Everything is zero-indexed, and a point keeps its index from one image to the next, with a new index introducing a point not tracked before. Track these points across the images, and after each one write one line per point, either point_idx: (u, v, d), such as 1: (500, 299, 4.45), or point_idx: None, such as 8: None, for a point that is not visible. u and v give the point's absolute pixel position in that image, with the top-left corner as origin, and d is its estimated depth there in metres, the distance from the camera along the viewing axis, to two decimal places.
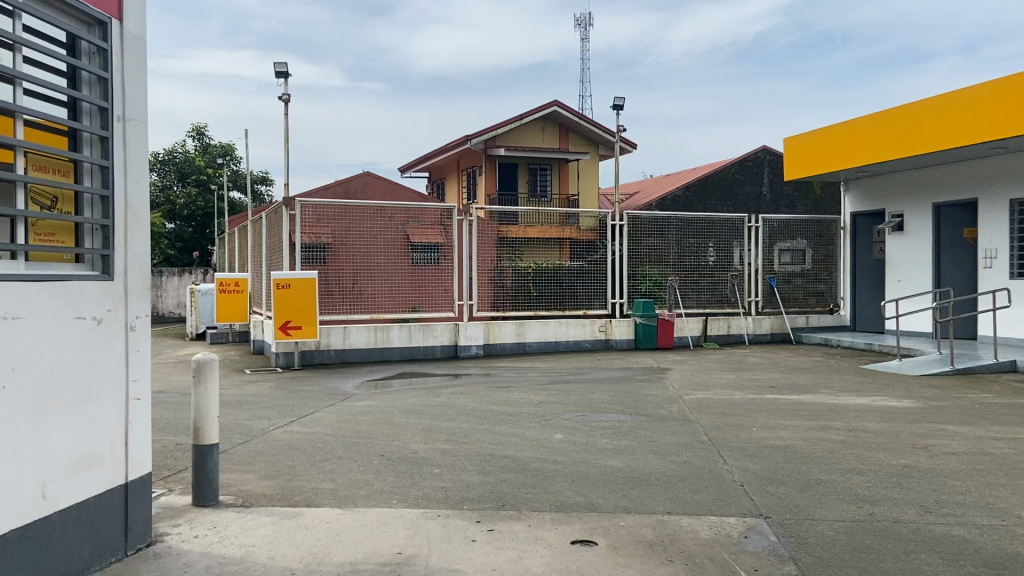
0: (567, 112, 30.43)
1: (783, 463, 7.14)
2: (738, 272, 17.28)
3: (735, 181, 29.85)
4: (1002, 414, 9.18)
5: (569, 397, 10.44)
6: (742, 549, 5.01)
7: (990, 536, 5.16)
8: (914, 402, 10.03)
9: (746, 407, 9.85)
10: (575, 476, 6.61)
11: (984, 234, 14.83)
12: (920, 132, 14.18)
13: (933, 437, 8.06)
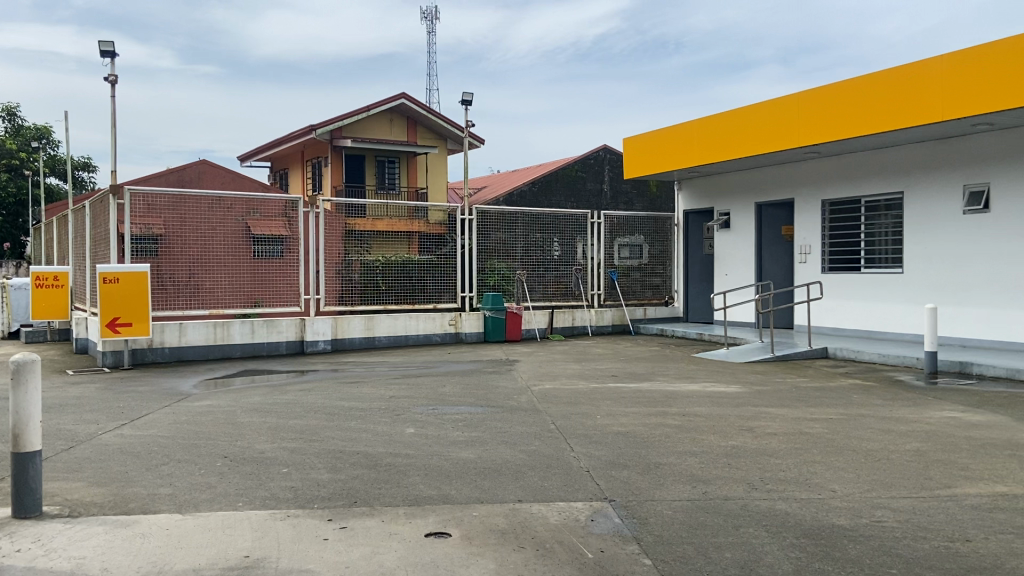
0: (414, 104, 30.26)
1: (625, 448, 7.50)
2: (582, 266, 17.92)
3: (577, 178, 30.84)
4: (815, 396, 10.12)
5: (420, 391, 10.42)
6: (589, 532, 5.23)
7: (809, 509, 5.68)
8: (741, 388, 10.83)
9: (591, 396, 10.25)
10: (428, 469, 6.63)
11: (800, 232, 16.20)
12: (746, 137, 15.26)
13: (757, 419, 8.75)
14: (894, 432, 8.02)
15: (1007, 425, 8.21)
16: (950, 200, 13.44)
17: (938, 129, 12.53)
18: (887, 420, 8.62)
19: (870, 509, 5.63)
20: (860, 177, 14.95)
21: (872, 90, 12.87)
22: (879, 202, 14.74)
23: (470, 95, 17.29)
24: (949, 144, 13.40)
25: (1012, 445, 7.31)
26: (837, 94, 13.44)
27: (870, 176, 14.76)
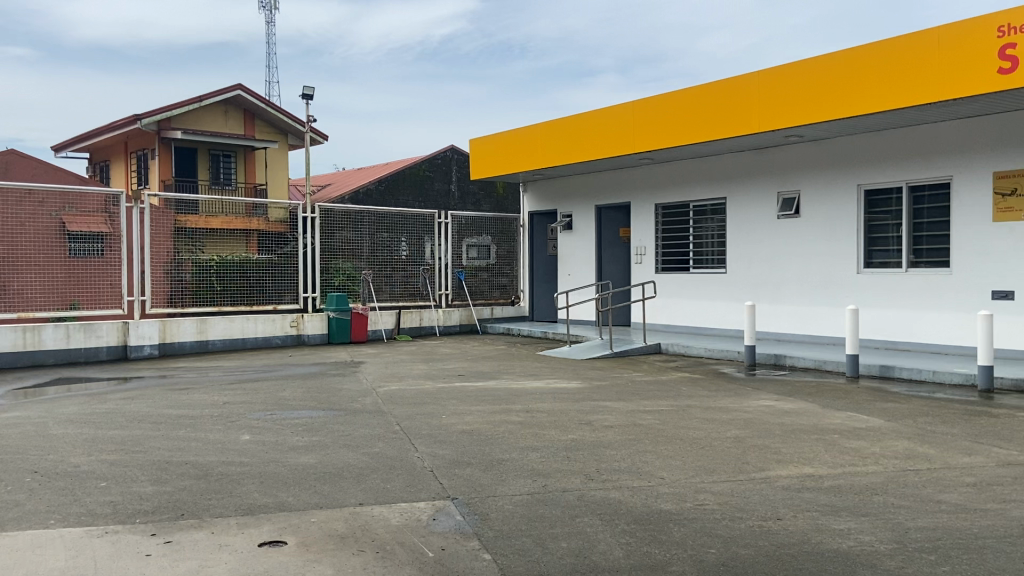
0: (251, 97, 29.08)
1: (468, 446, 7.56)
2: (429, 266, 17.92)
3: (425, 178, 30.77)
4: (648, 390, 10.66)
5: (257, 396, 10.03)
6: (430, 531, 5.24)
7: (640, 496, 5.97)
8: (581, 383, 11.22)
9: (435, 395, 10.26)
10: (264, 477, 6.39)
11: (637, 233, 16.98)
12: (584, 141, 15.85)
13: (595, 413, 9.10)
14: (717, 421, 8.60)
15: (815, 411, 9.01)
16: (766, 206, 14.55)
17: (755, 139, 13.56)
18: (711, 410, 9.22)
19: (694, 493, 6.00)
20: (688, 183, 15.90)
21: (696, 101, 13.74)
22: (705, 207, 15.73)
23: (312, 89, 16.82)
24: (765, 154, 14.51)
25: (819, 429, 8.03)
26: (665, 103, 14.24)
27: (697, 182, 15.72)
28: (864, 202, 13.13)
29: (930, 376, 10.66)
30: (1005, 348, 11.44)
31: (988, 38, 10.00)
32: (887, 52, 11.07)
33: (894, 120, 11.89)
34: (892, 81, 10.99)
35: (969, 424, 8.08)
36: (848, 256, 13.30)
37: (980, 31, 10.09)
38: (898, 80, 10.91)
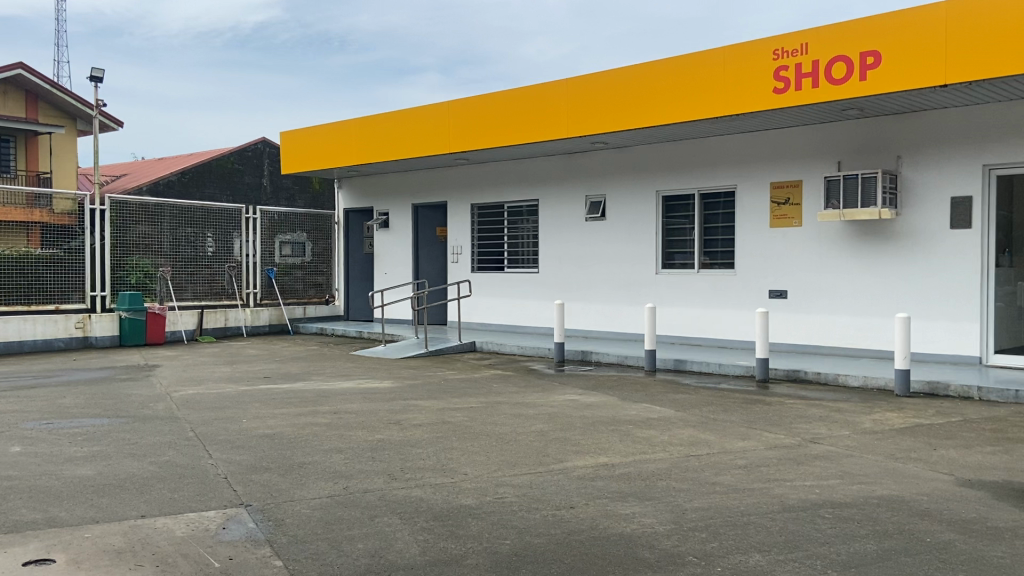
0: (35, 76, 26.38)
1: (269, 451, 7.27)
2: (236, 264, 17.06)
3: (233, 171, 29.34)
4: (460, 387, 10.77)
5: (32, 404, 9.08)
6: (219, 541, 4.97)
7: (441, 493, 6.00)
8: (392, 383, 11.12)
9: (238, 399, 9.78)
10: (34, 491, 5.80)
11: (453, 233, 17.10)
12: (399, 139, 15.73)
13: (405, 412, 9.06)
14: (523, 417, 8.83)
15: (614, 404, 9.50)
16: (575, 209, 15.16)
17: (563, 144, 14.09)
18: (518, 406, 9.47)
19: (495, 487, 6.13)
20: (503, 185, 16.22)
21: (509, 106, 14.01)
22: (522, 208, 16.12)
23: (101, 71, 15.52)
24: (575, 160, 15.11)
25: (615, 421, 8.46)
26: (478, 104, 14.45)
27: (511, 184, 16.10)
28: (661, 208, 14.02)
29: (717, 368, 11.56)
30: (780, 342, 12.64)
31: (764, 59, 10.99)
32: (680, 67, 11.85)
33: (686, 131, 12.77)
34: (683, 95, 11.81)
35: (746, 412, 8.85)
36: (648, 257, 14.15)
37: (758, 53, 11.06)
38: (688, 94, 11.75)
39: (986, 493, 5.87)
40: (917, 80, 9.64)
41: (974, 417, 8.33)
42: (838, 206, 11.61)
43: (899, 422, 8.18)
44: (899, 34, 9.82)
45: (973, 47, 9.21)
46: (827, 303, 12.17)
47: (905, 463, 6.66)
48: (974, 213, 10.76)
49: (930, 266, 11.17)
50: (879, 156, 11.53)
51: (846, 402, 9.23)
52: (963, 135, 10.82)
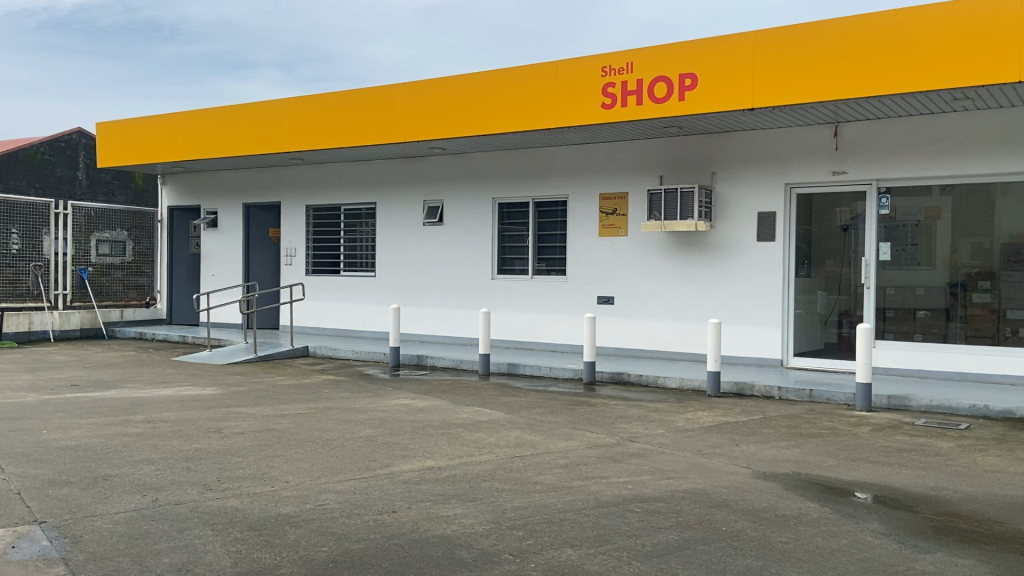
0: None
1: (70, 463, 6.73)
2: (44, 263, 15.70)
3: (43, 162, 26.98)
4: (288, 393, 10.44)
5: None
6: (5, 561, 4.55)
7: (260, 502, 5.80)
8: (216, 390, 10.61)
9: (39, 408, 8.98)
10: None
11: (287, 234, 16.60)
12: (230, 135, 15.05)
13: (226, 420, 8.67)
14: (352, 422, 8.70)
15: (445, 408, 9.56)
16: (413, 213, 15.14)
17: (401, 148, 14.04)
18: (347, 411, 9.31)
19: (316, 494, 6.00)
20: (341, 187, 15.93)
21: (348, 107, 13.76)
22: (360, 210, 15.88)
23: None
24: (413, 164, 15.09)
25: (445, 425, 8.52)
26: (314, 103, 14.11)
27: (349, 186, 15.83)
28: (497, 214, 14.30)
29: (548, 371, 11.93)
30: (607, 345, 13.21)
31: (594, 76, 11.48)
32: (517, 79, 12.13)
33: (522, 140, 13.10)
34: (517, 105, 12.10)
35: (571, 413, 9.18)
36: (484, 262, 14.37)
37: (588, 69, 11.53)
38: (522, 105, 12.06)
39: (778, 484, 6.43)
40: (729, 103, 10.41)
41: (773, 415, 9.08)
42: (660, 218, 12.30)
43: (708, 420, 8.78)
44: (713, 59, 10.57)
45: (776, 76, 10.07)
46: (650, 309, 12.86)
47: (710, 459, 7.17)
48: (777, 227, 11.75)
49: (740, 275, 12.08)
50: (697, 172, 12.35)
51: (663, 402, 9.79)
52: (768, 155, 11.79)
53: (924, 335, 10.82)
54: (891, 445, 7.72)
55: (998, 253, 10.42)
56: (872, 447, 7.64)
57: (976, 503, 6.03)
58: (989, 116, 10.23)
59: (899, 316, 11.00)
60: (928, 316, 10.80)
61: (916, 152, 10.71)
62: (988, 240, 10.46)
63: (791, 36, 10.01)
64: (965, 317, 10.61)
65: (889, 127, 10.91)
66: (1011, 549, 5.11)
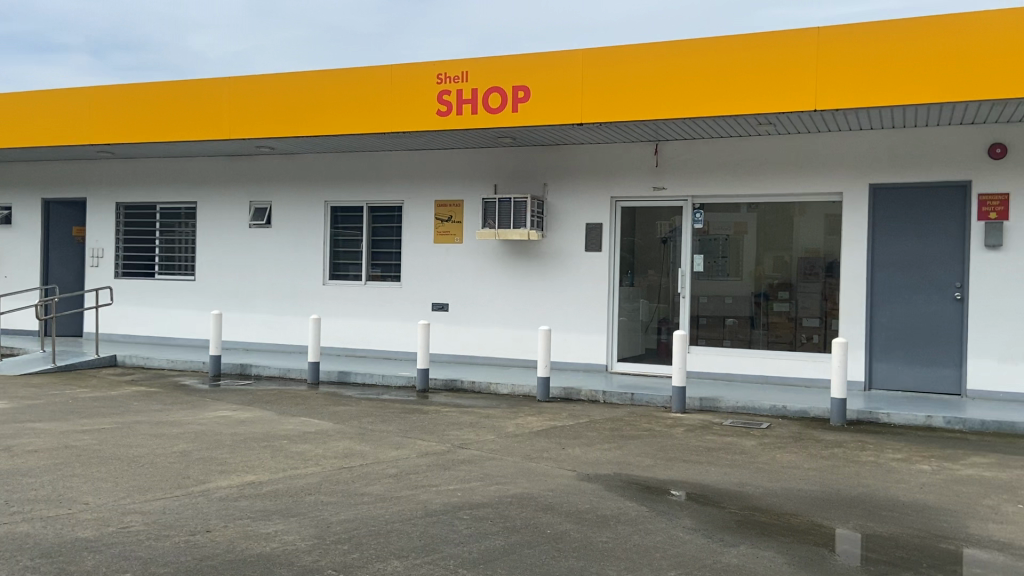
0: None
1: None
2: None
3: None
4: (92, 406, 9.58)
5: None
6: None
7: (54, 526, 5.25)
8: (5, 404, 9.54)
9: None
10: None
11: (92, 233, 15.31)
12: (28, 123, 13.68)
13: (16, 437, 7.80)
14: (165, 436, 8.11)
15: (268, 419, 9.14)
16: (237, 214, 14.42)
17: (226, 146, 13.35)
18: (159, 425, 8.67)
19: (121, 516, 5.52)
20: (158, 184, 14.90)
21: (166, 100, 12.91)
22: (180, 210, 14.90)
23: None
24: (238, 163, 14.38)
25: (268, 437, 8.14)
26: (129, 94, 13.12)
27: (167, 184, 14.84)
28: (329, 218, 13.92)
29: (380, 379, 11.73)
30: (440, 352, 13.20)
31: (428, 83, 11.45)
32: (350, 81, 11.88)
33: (354, 144, 12.84)
34: (350, 108, 11.85)
35: (402, 421, 9.07)
36: (314, 267, 13.93)
37: (422, 75, 11.50)
38: (355, 107, 11.82)
39: (600, 485, 6.66)
40: (560, 117, 10.72)
41: (597, 418, 9.43)
42: (493, 226, 12.46)
43: (537, 425, 8.97)
44: (545, 74, 10.85)
45: (604, 95, 10.50)
46: (483, 316, 12.98)
47: (538, 463, 7.31)
48: (604, 238, 12.24)
49: (569, 284, 12.46)
50: (529, 182, 12.64)
51: (494, 409, 9.90)
52: (595, 169, 12.26)
53: (732, 341, 11.64)
54: (702, 445, 8.23)
55: (796, 266, 11.34)
56: (686, 447, 8.12)
57: (775, 497, 6.56)
58: (786, 142, 11.19)
59: (711, 324, 11.79)
60: (736, 323, 11.64)
61: (727, 171, 11.53)
62: (787, 253, 11.36)
63: (617, 56, 10.48)
64: (767, 324, 11.50)
65: (704, 148, 11.67)
66: (802, 539, 5.59)
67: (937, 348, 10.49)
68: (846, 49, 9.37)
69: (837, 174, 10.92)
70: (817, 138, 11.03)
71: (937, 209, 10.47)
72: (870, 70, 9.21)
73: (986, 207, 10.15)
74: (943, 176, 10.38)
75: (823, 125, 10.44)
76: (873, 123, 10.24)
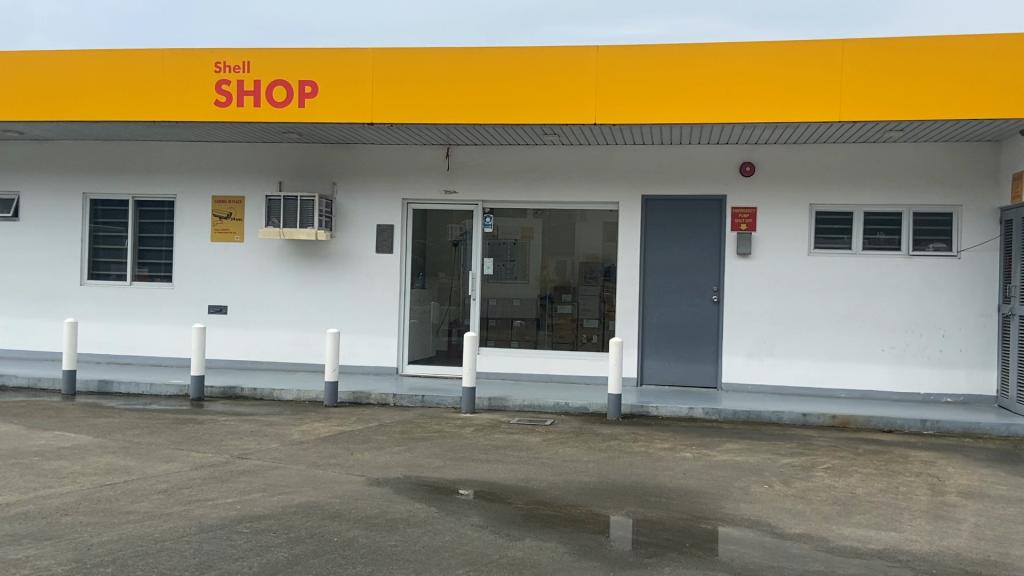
0: None
1: None
2: None
3: None
4: None
5: None
6: None
7: None
8: None
9: None
10: None
11: None
12: None
13: None
14: None
15: (14, 434, 8.12)
16: None
17: None
18: None
19: None
20: None
21: None
22: None
23: None
24: None
25: (14, 454, 7.23)
26: None
27: None
28: (90, 212, 12.71)
29: (148, 389, 10.85)
30: (217, 358, 12.51)
31: (206, 71, 10.76)
32: (115, 63, 10.90)
33: (121, 132, 11.80)
34: (116, 94, 10.88)
35: (175, 432, 8.43)
36: (72, 265, 12.65)
37: (199, 63, 10.78)
38: (121, 92, 10.86)
39: (389, 489, 6.61)
40: (349, 115, 10.53)
41: (386, 422, 9.35)
42: (278, 224, 11.98)
43: (323, 431, 8.72)
44: (332, 70, 10.59)
45: (393, 96, 10.44)
46: (265, 319, 12.43)
47: (324, 470, 7.12)
48: (394, 240, 12.17)
49: (359, 286, 12.26)
50: (316, 181, 12.29)
51: (278, 416, 9.50)
52: (385, 171, 12.17)
53: (519, 342, 12.06)
54: (490, 444, 8.43)
55: (577, 269, 11.96)
56: (474, 446, 8.28)
57: (557, 490, 6.87)
58: (567, 153, 11.78)
59: (499, 325, 12.14)
60: (522, 325, 12.06)
61: (514, 177, 11.92)
62: (570, 258, 11.96)
63: (407, 58, 10.45)
64: (551, 325, 12.02)
65: (492, 154, 11.97)
66: (581, 529, 5.89)
67: (699, 345, 11.52)
68: (621, 68, 10.03)
69: (614, 184, 11.66)
70: (595, 150, 11.71)
71: (698, 220, 11.50)
72: (641, 89, 9.94)
73: (737, 219, 11.32)
74: (703, 189, 11.43)
75: (601, 139, 11.10)
76: (645, 138, 11.05)
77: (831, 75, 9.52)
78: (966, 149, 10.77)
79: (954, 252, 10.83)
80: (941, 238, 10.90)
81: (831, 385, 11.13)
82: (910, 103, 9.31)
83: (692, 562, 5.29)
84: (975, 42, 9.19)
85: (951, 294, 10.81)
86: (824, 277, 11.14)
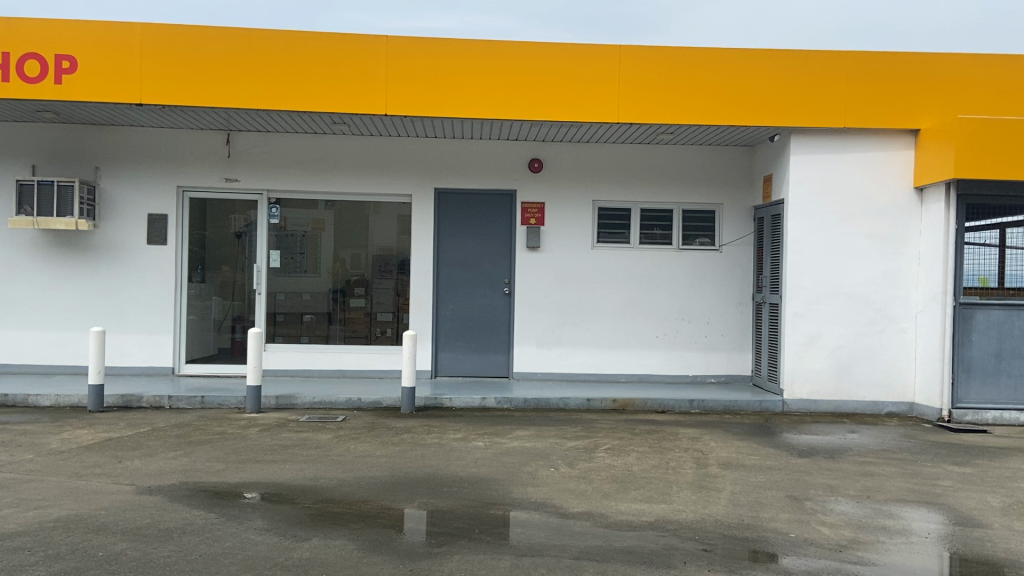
0: None
1: None
2: None
3: None
4: None
5: None
6: None
7: None
8: None
9: None
10: None
11: None
12: None
13: None
14: None
15: None
16: None
17: None
18: None
19: None
20: None
21: None
22: None
23: None
24: None
25: None
26: None
27: None
28: None
29: None
30: None
31: None
32: None
33: None
34: None
35: None
36: None
37: None
38: None
39: (163, 497, 6.16)
40: (116, 94, 9.67)
41: (162, 426, 8.71)
42: (31, 213, 10.76)
43: (88, 438, 7.96)
44: (96, 44, 9.66)
45: (167, 76, 9.71)
46: (18, 318, 11.17)
47: (88, 480, 6.49)
48: (169, 231, 11.35)
49: (129, 281, 11.32)
50: (77, 165, 11.18)
51: (33, 424, 8.54)
52: (158, 156, 11.30)
53: (309, 337, 11.69)
54: (277, 443, 8.11)
55: (370, 262, 11.80)
56: (259, 447, 7.93)
57: (347, 487, 6.73)
58: (359, 143, 11.57)
59: (288, 320, 11.72)
60: (313, 320, 11.71)
61: (302, 167, 11.52)
62: (363, 251, 11.78)
63: (182, 35, 9.75)
64: (344, 319, 11.77)
65: (278, 142, 11.50)
66: (371, 524, 5.82)
67: (491, 336, 11.79)
68: (412, 59, 9.99)
69: (407, 176, 11.62)
70: (387, 142, 11.60)
71: (489, 214, 11.76)
72: (431, 82, 9.99)
73: (526, 213, 11.70)
74: (493, 184, 11.69)
75: (393, 130, 11.02)
76: (437, 131, 11.11)
77: (607, 79, 10.08)
78: (725, 153, 11.84)
79: (717, 245, 11.88)
80: (705, 233, 11.91)
81: (612, 370, 11.83)
82: (677, 109, 10.09)
83: (481, 548, 5.39)
84: (732, 55, 10.08)
85: (714, 285, 11.85)
86: (606, 269, 11.81)
